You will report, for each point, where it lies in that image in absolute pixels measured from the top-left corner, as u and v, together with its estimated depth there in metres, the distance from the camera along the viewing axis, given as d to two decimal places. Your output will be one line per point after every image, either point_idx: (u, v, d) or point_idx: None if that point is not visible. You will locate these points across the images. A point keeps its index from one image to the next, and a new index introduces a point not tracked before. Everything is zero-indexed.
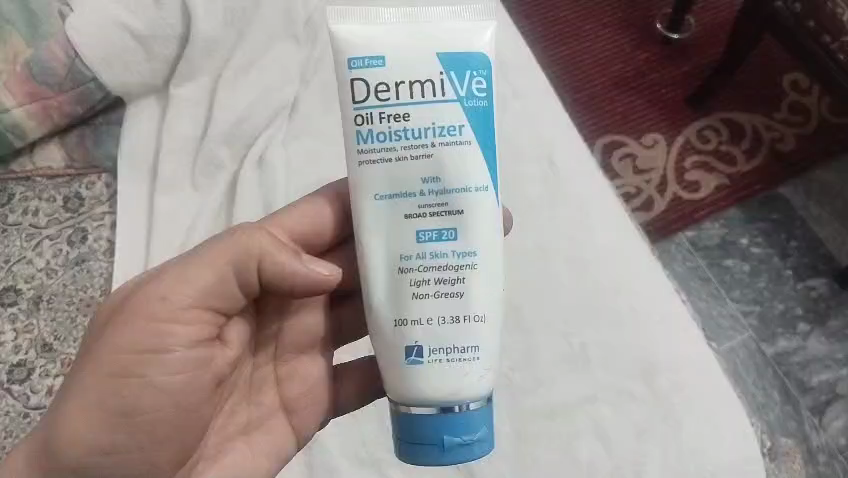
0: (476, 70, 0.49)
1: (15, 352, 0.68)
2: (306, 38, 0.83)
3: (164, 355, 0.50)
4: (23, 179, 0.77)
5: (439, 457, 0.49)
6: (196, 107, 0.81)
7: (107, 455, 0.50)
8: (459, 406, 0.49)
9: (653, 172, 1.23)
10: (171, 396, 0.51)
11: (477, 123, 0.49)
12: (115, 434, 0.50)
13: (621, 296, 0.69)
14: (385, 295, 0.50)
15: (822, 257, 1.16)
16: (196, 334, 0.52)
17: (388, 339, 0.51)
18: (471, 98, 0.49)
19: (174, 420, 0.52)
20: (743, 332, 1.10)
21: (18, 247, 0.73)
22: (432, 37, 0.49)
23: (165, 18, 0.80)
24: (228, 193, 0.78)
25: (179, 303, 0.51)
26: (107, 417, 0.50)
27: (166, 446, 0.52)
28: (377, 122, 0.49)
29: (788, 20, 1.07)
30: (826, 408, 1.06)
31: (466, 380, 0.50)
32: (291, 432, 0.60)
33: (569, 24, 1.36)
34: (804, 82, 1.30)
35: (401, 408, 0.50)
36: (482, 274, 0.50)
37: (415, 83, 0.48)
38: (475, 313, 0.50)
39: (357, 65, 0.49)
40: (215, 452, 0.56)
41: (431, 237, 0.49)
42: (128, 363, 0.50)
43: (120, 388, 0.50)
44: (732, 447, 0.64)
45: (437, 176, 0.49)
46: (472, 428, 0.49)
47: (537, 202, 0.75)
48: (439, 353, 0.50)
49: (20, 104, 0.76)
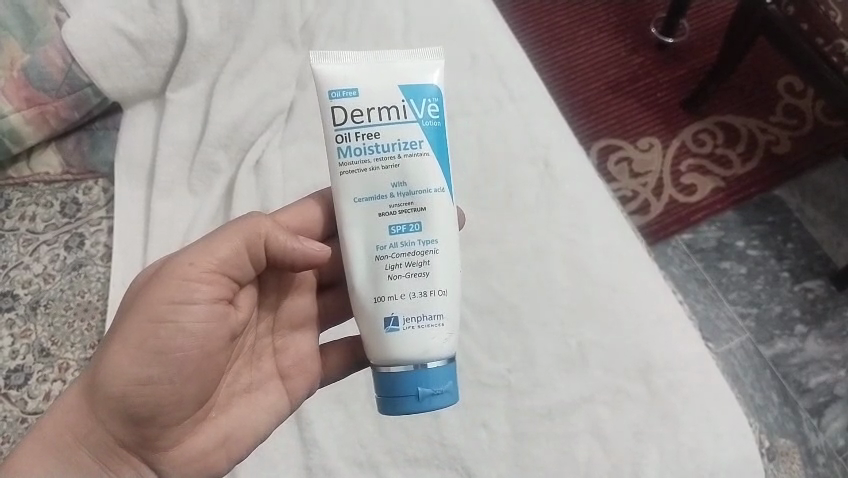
0: (433, 98, 0.52)
1: (13, 358, 0.68)
2: (303, 43, 0.84)
3: (193, 304, 0.50)
4: (20, 186, 0.78)
5: (410, 406, 0.49)
6: (193, 111, 0.81)
7: (141, 391, 0.50)
8: (432, 363, 0.50)
9: (650, 175, 1.23)
10: (198, 340, 0.51)
11: (435, 141, 0.51)
12: (151, 369, 0.49)
13: (618, 294, 0.69)
14: (363, 279, 0.51)
15: (819, 259, 1.16)
16: (217, 292, 0.52)
17: (367, 316, 0.51)
18: (428, 119, 0.51)
19: (200, 361, 0.52)
20: (740, 334, 1.10)
21: (15, 252, 0.73)
22: (396, 72, 0.51)
23: (162, 24, 0.81)
24: (226, 197, 0.78)
25: (207, 265, 0.51)
26: (143, 355, 0.49)
27: (193, 383, 0.52)
28: (353, 140, 0.50)
29: (782, 22, 1.07)
30: (824, 409, 1.06)
31: (435, 342, 0.50)
32: (285, 396, 0.59)
33: (565, 29, 1.37)
34: (799, 85, 1.30)
35: (380, 368, 0.50)
36: (445, 260, 0.51)
37: (383, 109, 0.50)
38: (438, 288, 0.51)
39: (336, 95, 0.51)
40: (225, 403, 0.56)
41: (400, 230, 0.50)
42: (163, 308, 0.49)
43: (156, 330, 0.49)
44: (730, 446, 0.64)
45: (403, 180, 0.50)
46: (439, 381, 0.49)
47: (533, 203, 0.75)
48: (412, 320, 0.50)
49: (18, 109, 0.75)
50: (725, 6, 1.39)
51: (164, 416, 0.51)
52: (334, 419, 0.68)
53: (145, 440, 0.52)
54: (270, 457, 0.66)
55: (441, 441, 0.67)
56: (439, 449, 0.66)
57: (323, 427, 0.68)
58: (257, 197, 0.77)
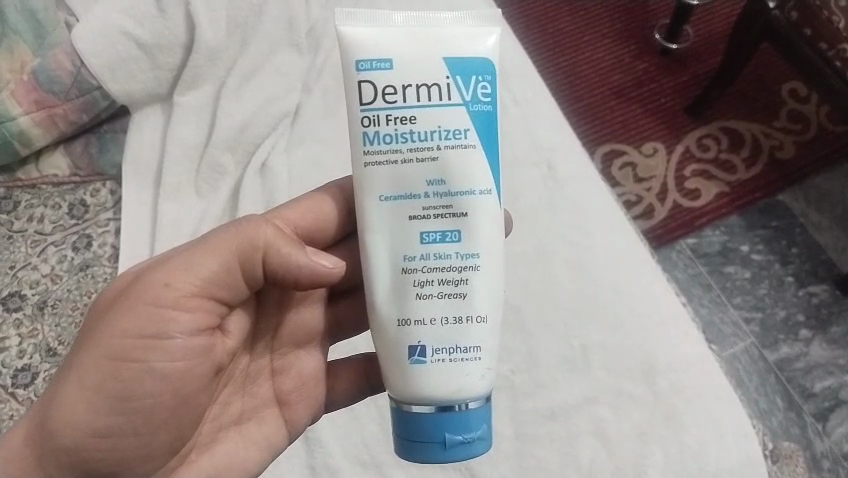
0: (481, 74, 0.50)
1: (20, 357, 0.68)
2: (308, 47, 0.85)
3: (164, 342, 0.50)
4: (28, 187, 0.79)
5: (438, 453, 0.50)
6: (199, 114, 0.82)
7: (101, 440, 0.50)
8: (466, 405, 0.50)
9: (654, 180, 1.24)
10: (170, 383, 0.51)
11: (481, 127, 0.50)
12: (111, 416, 0.50)
13: (622, 296, 0.70)
14: (389, 293, 0.51)
15: (823, 264, 1.16)
16: (196, 324, 0.52)
17: (391, 340, 0.51)
18: (475, 103, 0.50)
19: (171, 407, 0.52)
20: (744, 339, 1.10)
21: (24, 253, 0.74)
22: (438, 43, 0.50)
23: (169, 28, 0.82)
24: (231, 198, 0.79)
25: (183, 291, 0.51)
26: (106, 399, 0.50)
27: (163, 432, 0.52)
28: (383, 124, 0.50)
29: (785, 30, 1.07)
30: (829, 414, 1.05)
31: (469, 381, 0.51)
32: (283, 425, 0.60)
33: (568, 35, 1.38)
34: (803, 90, 1.31)
35: (403, 404, 0.51)
36: (484, 277, 0.52)
37: (422, 87, 0.49)
38: (478, 313, 0.51)
39: (364, 66, 0.50)
40: (209, 440, 0.58)
41: (435, 238, 0.50)
42: (131, 347, 0.50)
43: (121, 372, 0.50)
44: (733, 447, 0.64)
45: (441, 178, 0.50)
46: (472, 427, 0.50)
47: (537, 205, 0.76)
48: (442, 352, 0.51)
49: (26, 112, 0.77)
50: (729, 12, 1.40)
51: (130, 465, 0.52)
52: (338, 419, 0.69)
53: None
54: None
55: None
56: None
57: (327, 427, 0.68)
58: (262, 198, 0.78)
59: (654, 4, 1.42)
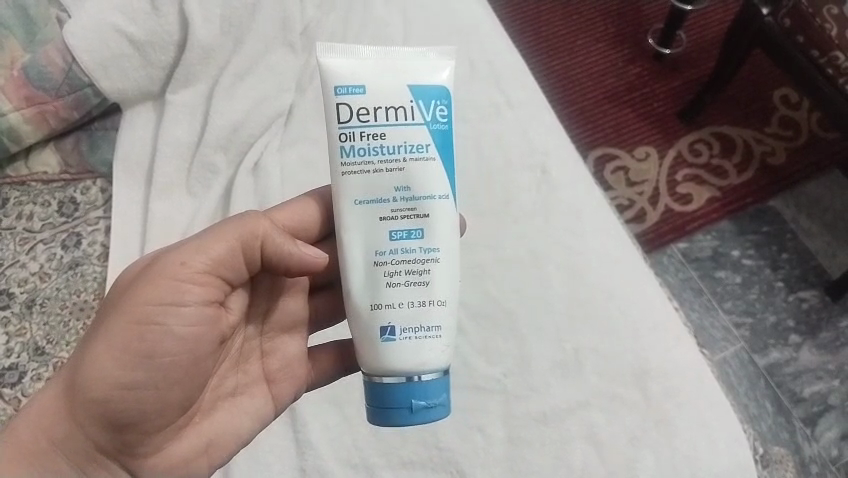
0: (440, 100, 0.52)
1: (7, 356, 0.67)
2: (302, 46, 0.84)
3: (183, 307, 0.50)
4: (17, 184, 0.78)
5: (403, 419, 0.50)
6: (192, 112, 0.82)
7: (124, 395, 0.50)
8: (427, 375, 0.51)
9: (646, 184, 1.24)
10: (187, 344, 0.51)
11: (441, 144, 0.51)
12: (135, 373, 0.49)
13: (613, 300, 0.70)
14: (361, 283, 0.52)
15: (813, 269, 1.17)
16: (208, 295, 0.52)
17: (363, 322, 0.52)
18: (436, 123, 0.51)
19: (186, 367, 0.52)
20: (735, 344, 1.11)
21: (12, 251, 0.73)
22: (403, 74, 0.51)
23: (162, 26, 0.81)
24: (224, 197, 0.79)
25: (199, 266, 0.51)
26: (127, 359, 0.49)
27: (178, 389, 0.52)
28: (357, 140, 0.51)
29: (779, 36, 1.08)
30: (818, 419, 1.06)
31: (431, 355, 0.51)
32: (270, 400, 0.60)
33: (563, 39, 1.38)
34: (794, 97, 1.32)
35: (374, 377, 0.51)
36: (445, 269, 0.52)
37: (390, 109, 0.51)
38: (437, 298, 0.52)
39: (342, 91, 0.51)
40: (210, 407, 0.57)
41: (402, 236, 0.51)
42: (152, 309, 0.49)
43: (143, 332, 0.49)
44: (724, 454, 0.64)
45: (408, 185, 0.51)
46: (434, 393, 0.50)
47: (533, 209, 0.75)
48: (409, 331, 0.51)
49: (16, 108, 0.76)
50: (722, 17, 1.40)
51: (146, 422, 0.51)
52: (329, 421, 0.68)
53: (126, 445, 0.52)
54: (264, 456, 0.66)
55: (437, 444, 0.66)
56: (434, 452, 0.66)
57: (318, 429, 0.68)
58: (255, 198, 0.77)
59: (647, 8, 1.42)
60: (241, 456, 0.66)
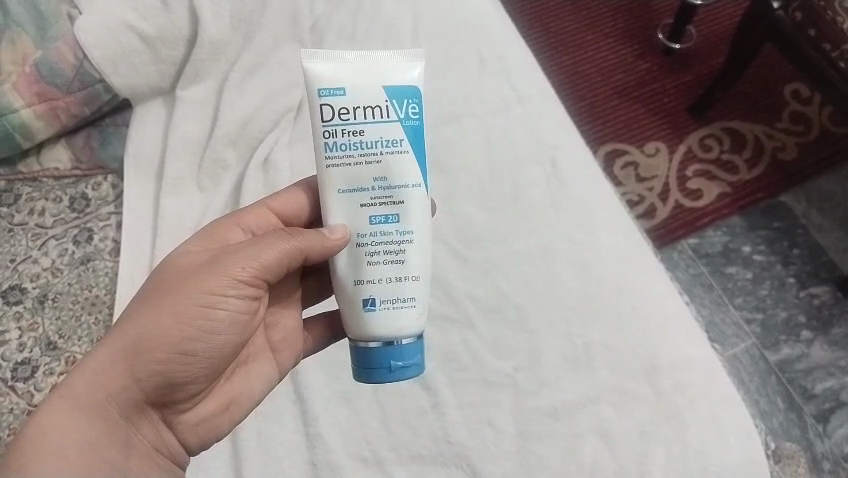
0: (413, 99, 0.52)
1: (20, 351, 0.67)
2: (312, 42, 0.85)
3: (238, 295, 0.52)
4: (29, 180, 0.78)
5: (385, 376, 0.52)
6: (202, 108, 0.82)
7: (180, 363, 0.51)
8: (405, 339, 0.52)
9: (655, 179, 1.23)
10: (239, 328, 0.54)
11: (415, 139, 0.52)
12: (196, 346, 0.51)
13: (622, 297, 0.69)
14: (344, 262, 0.53)
15: (825, 265, 1.16)
16: (257, 291, 0.54)
17: (347, 296, 0.53)
18: (409, 120, 0.51)
19: (233, 348, 0.54)
20: (746, 339, 1.10)
21: (24, 246, 0.73)
22: (381, 75, 0.51)
23: (173, 22, 0.81)
24: (234, 193, 0.79)
25: (254, 269, 0.52)
26: (188, 335, 0.51)
27: (223, 363, 0.54)
28: (338, 136, 0.51)
29: (789, 29, 1.07)
30: (830, 415, 1.05)
31: (407, 321, 0.52)
32: (274, 367, 0.61)
33: (572, 34, 1.38)
34: (805, 91, 1.31)
35: (358, 342, 0.52)
36: (421, 249, 0.53)
37: (368, 108, 0.51)
38: (413, 273, 0.53)
39: (325, 94, 0.51)
40: (228, 373, 0.58)
41: (380, 220, 0.52)
42: (214, 295, 0.51)
43: (204, 312, 0.51)
44: (735, 448, 0.64)
45: (385, 176, 0.51)
46: (413, 354, 0.52)
47: (541, 203, 0.75)
48: (388, 302, 0.52)
49: (28, 105, 0.76)
50: (732, 13, 1.40)
51: (192, 386, 0.53)
52: (339, 416, 0.68)
53: (167, 402, 0.53)
54: (274, 451, 0.66)
55: (446, 439, 0.67)
56: (444, 447, 0.66)
57: (329, 424, 0.68)
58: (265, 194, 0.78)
59: (656, 4, 1.42)
60: (252, 451, 0.66)
